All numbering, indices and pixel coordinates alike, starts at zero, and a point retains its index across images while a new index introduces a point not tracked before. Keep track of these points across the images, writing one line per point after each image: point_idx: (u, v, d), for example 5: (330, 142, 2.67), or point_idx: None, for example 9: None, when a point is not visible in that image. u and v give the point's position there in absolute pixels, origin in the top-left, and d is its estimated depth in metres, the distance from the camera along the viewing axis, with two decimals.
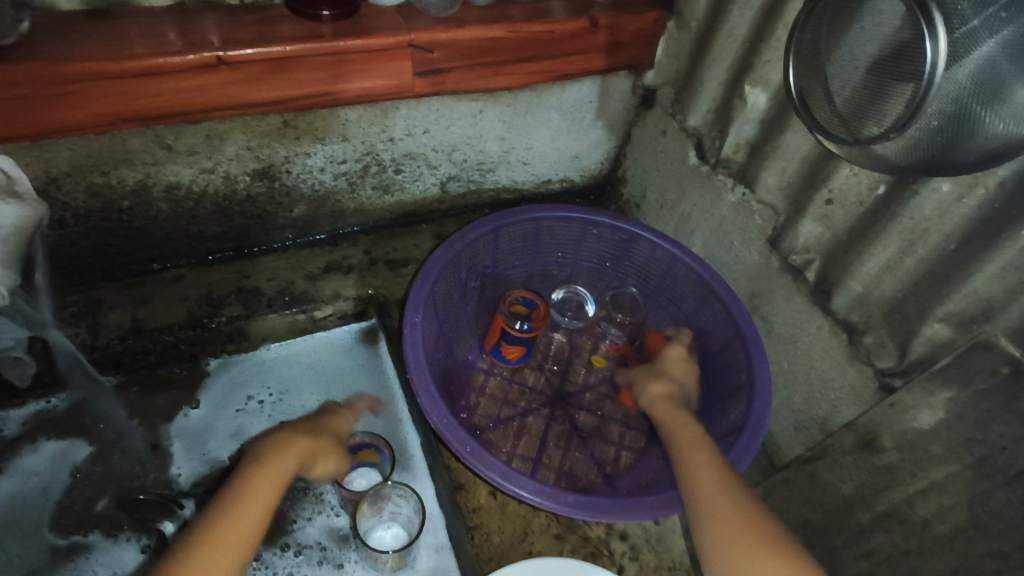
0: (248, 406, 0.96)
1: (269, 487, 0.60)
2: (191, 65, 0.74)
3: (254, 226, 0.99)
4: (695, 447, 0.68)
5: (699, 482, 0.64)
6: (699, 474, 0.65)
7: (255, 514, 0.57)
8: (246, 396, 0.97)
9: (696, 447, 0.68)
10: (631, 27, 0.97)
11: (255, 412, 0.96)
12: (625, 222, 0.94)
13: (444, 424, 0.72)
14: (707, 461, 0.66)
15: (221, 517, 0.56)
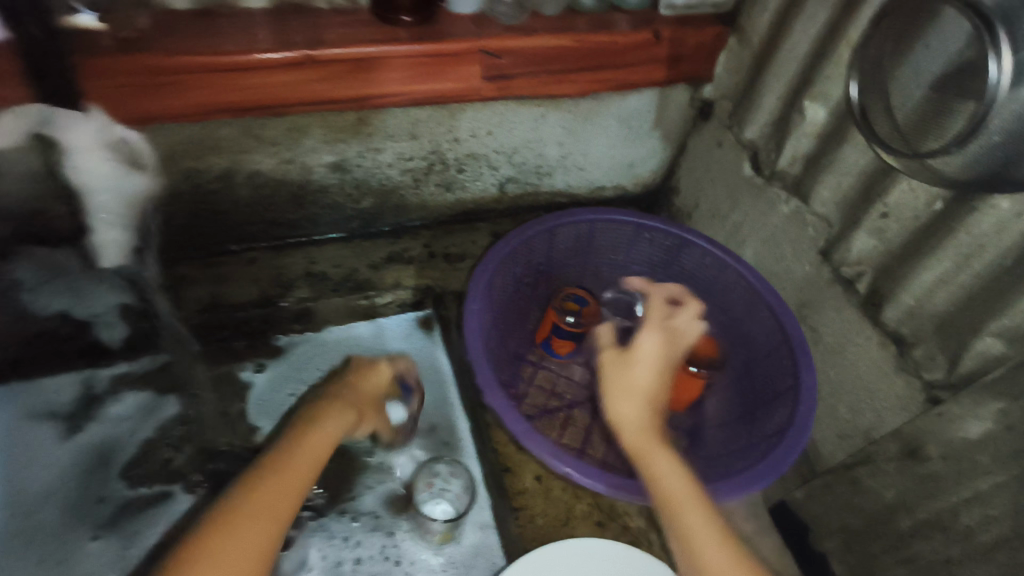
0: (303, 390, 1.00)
1: (296, 473, 0.67)
2: (283, 62, 0.81)
3: (325, 215, 1.06)
4: (670, 477, 0.65)
5: (678, 518, 0.63)
6: (681, 509, 0.63)
7: (283, 500, 0.64)
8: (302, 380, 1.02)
9: (673, 476, 0.65)
10: (692, 41, 1.00)
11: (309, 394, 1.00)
12: (679, 228, 0.97)
13: (500, 405, 0.76)
14: (686, 489, 0.64)
15: (246, 503, 0.62)
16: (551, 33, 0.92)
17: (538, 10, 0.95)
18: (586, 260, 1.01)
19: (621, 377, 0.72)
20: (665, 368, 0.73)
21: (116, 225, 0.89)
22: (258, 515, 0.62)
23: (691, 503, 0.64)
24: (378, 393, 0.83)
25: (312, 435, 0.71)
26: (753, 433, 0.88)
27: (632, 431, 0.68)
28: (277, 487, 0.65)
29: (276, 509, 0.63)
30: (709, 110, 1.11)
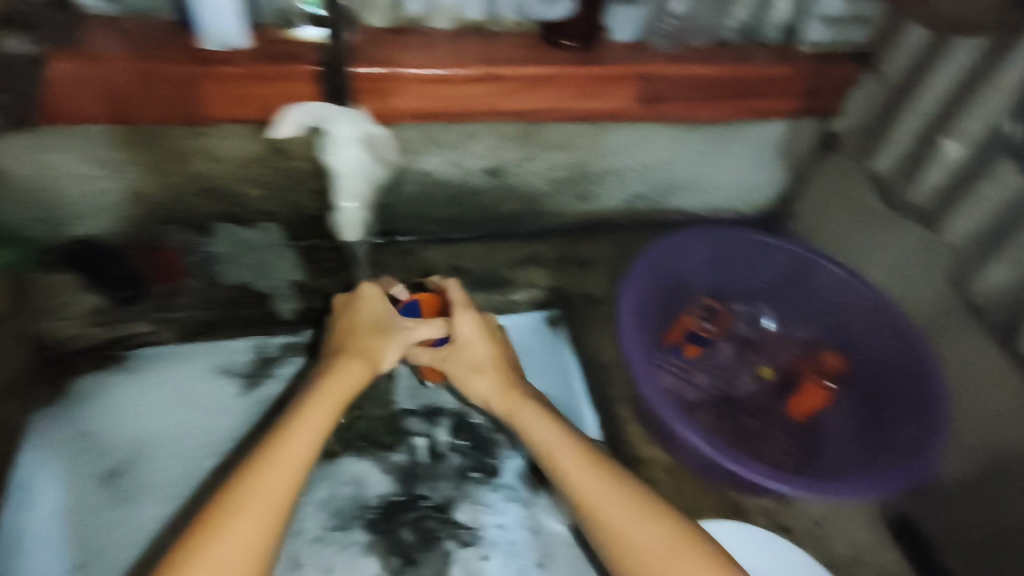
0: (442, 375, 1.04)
1: (303, 434, 0.77)
2: (472, 77, 0.92)
3: (471, 215, 1.16)
4: (586, 482, 0.79)
5: (608, 516, 0.76)
6: (609, 507, 0.76)
7: (292, 462, 0.74)
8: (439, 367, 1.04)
9: (588, 480, 0.79)
10: (829, 77, 1.07)
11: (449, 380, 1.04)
12: (807, 250, 1.03)
13: (658, 394, 0.86)
14: (596, 490, 0.78)
15: (254, 475, 0.72)
16: (700, 64, 1.01)
17: (688, 42, 1.03)
18: (716, 274, 1.07)
19: (456, 369, 0.91)
20: (505, 385, 0.90)
21: (356, 205, 1.04)
22: (264, 484, 0.71)
23: (613, 498, 0.77)
24: (404, 341, 0.89)
25: (323, 401, 0.80)
26: (882, 445, 0.93)
27: (545, 438, 0.84)
28: (284, 455, 0.74)
29: (286, 474, 0.73)
30: (836, 142, 1.16)
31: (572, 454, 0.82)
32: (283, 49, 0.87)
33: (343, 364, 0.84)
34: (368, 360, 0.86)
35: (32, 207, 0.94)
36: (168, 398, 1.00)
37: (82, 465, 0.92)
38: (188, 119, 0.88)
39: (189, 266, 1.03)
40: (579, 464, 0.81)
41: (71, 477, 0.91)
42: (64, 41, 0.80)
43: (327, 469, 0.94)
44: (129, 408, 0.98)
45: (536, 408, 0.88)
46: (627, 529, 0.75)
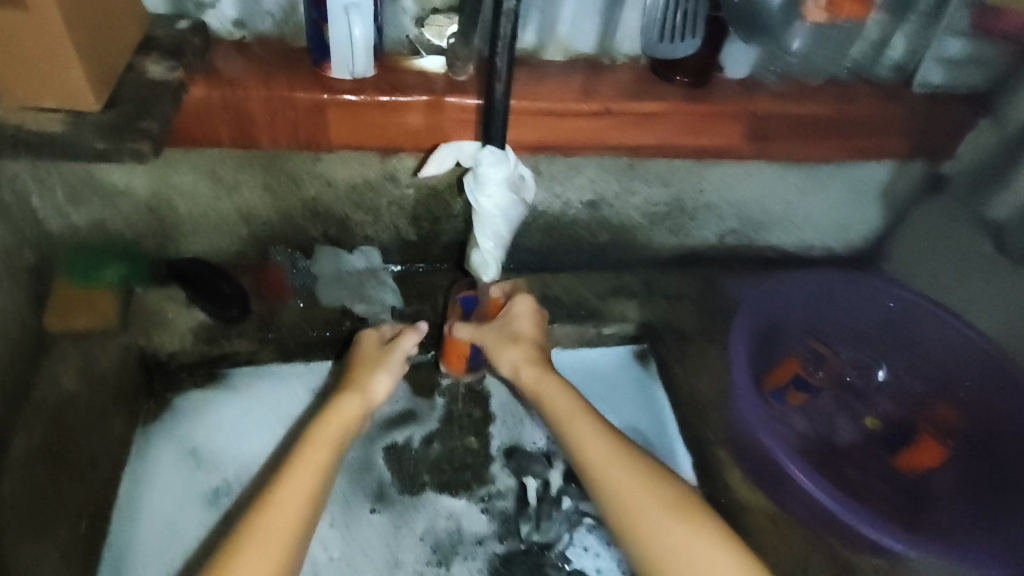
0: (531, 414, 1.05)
1: (312, 457, 0.79)
2: (588, 111, 0.91)
3: (563, 246, 1.16)
4: (602, 463, 0.78)
5: (625, 505, 0.74)
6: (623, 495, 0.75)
7: (303, 483, 0.76)
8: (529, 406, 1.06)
9: (601, 464, 0.78)
10: (945, 119, 1.03)
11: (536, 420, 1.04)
12: (918, 297, 1.00)
13: (779, 446, 0.87)
14: (616, 474, 0.77)
15: (269, 496, 0.73)
16: (814, 102, 0.98)
17: (803, 80, 1.00)
18: (817, 315, 1.07)
19: (490, 338, 0.94)
20: (533, 359, 0.91)
21: (500, 245, 0.87)
22: (279, 501, 0.73)
23: (628, 483, 0.76)
24: (391, 366, 0.93)
25: (327, 433, 0.83)
26: (1009, 503, 0.87)
27: (563, 410, 0.84)
28: (297, 473, 0.76)
29: (300, 493, 0.75)
30: (945, 184, 1.11)
31: (587, 437, 0.81)
32: (405, 80, 0.88)
33: (337, 400, 0.87)
34: (359, 396, 0.88)
35: (154, 223, 0.98)
36: (270, 417, 1.02)
37: (192, 482, 0.95)
38: (306, 145, 0.89)
39: (294, 287, 1.05)
40: (591, 446, 0.80)
41: (182, 493, 0.94)
42: (205, 68, 0.83)
43: (429, 505, 0.96)
44: (234, 425, 1.01)
45: (550, 378, 0.89)
46: (647, 517, 0.72)
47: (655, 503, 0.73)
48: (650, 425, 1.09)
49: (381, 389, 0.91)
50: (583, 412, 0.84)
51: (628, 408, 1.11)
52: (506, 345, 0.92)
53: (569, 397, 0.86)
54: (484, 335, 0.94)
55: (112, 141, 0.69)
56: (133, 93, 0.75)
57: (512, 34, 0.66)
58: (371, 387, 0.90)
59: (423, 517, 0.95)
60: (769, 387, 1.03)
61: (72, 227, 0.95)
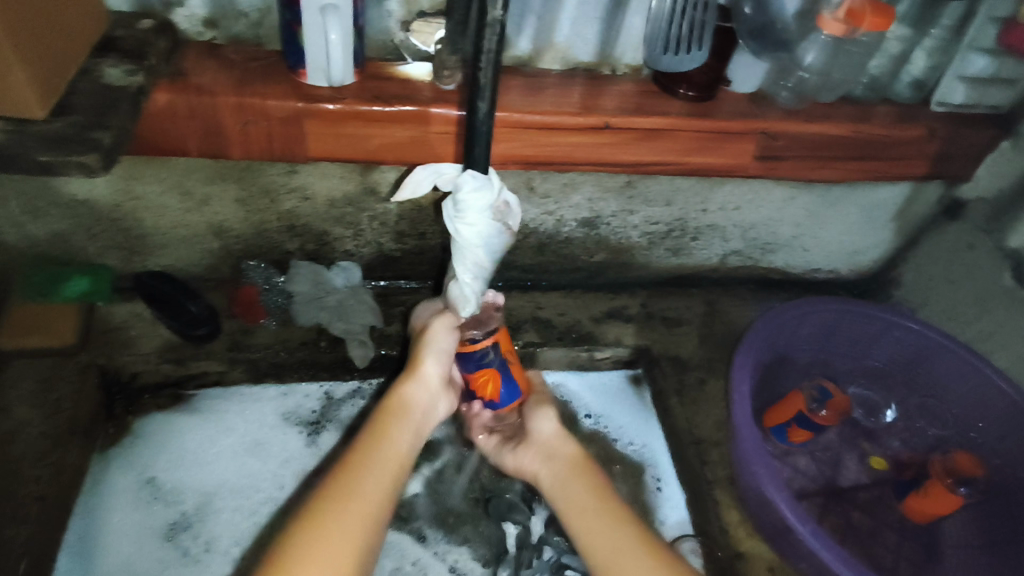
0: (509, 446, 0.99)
1: (392, 440, 0.72)
2: (584, 125, 0.84)
3: (556, 264, 1.09)
4: (596, 517, 0.74)
5: (607, 557, 0.70)
6: (609, 544, 0.71)
7: (388, 462, 0.70)
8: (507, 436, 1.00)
9: (594, 514, 0.75)
10: (968, 142, 0.96)
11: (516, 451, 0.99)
12: (934, 333, 0.96)
13: (782, 498, 0.78)
14: (610, 528, 0.73)
15: (356, 469, 0.67)
16: (830, 121, 0.91)
17: (818, 98, 0.94)
18: (826, 347, 1.03)
19: (542, 405, 0.88)
20: (566, 435, 0.86)
21: (482, 277, 0.78)
22: (368, 476, 0.67)
23: (622, 534, 0.71)
24: (445, 348, 0.81)
25: (403, 417, 0.76)
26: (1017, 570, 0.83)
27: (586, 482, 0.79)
28: (382, 454, 0.70)
29: (384, 472, 0.68)
30: (961, 209, 1.06)
31: (589, 492, 0.78)
32: (389, 90, 0.81)
33: (404, 382, 0.79)
34: (422, 380, 0.80)
35: (119, 235, 0.92)
36: (236, 446, 0.96)
37: (150, 516, 0.89)
38: (282, 156, 0.82)
39: (269, 306, 0.99)
40: (589, 503, 0.76)
41: (138, 528, 0.88)
42: (170, 72, 0.76)
43: (398, 548, 0.89)
44: (197, 455, 0.95)
45: (581, 458, 0.83)
46: (631, 564, 0.68)
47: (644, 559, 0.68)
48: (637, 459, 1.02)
49: (436, 372, 0.81)
50: (598, 479, 0.80)
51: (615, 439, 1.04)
52: (550, 415, 0.87)
53: (591, 472, 0.81)
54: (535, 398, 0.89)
55: (56, 152, 0.61)
56: (88, 99, 0.67)
57: (498, 46, 0.59)
58: (427, 369, 0.81)
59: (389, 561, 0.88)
60: (771, 424, 0.97)
61: (30, 238, 0.89)
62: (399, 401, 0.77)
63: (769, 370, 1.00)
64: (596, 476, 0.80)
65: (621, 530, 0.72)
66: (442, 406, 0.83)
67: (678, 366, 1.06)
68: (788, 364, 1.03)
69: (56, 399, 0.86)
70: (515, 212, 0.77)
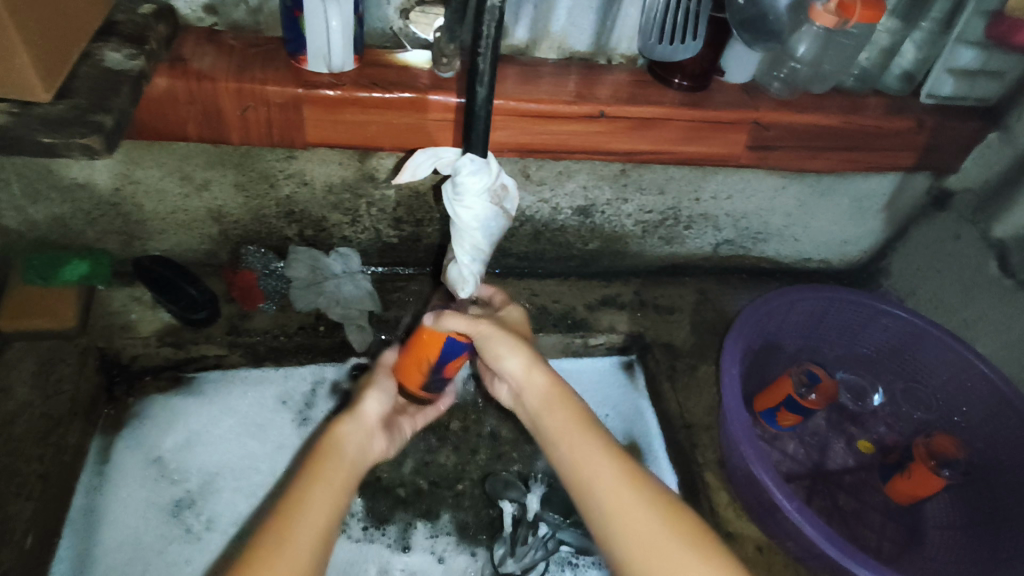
0: (508, 430, 1.02)
1: (328, 481, 0.62)
2: (580, 114, 0.86)
3: (551, 252, 1.11)
4: (575, 447, 0.65)
5: (582, 478, 0.64)
6: (592, 478, 0.63)
7: (323, 505, 0.60)
8: (505, 421, 1.03)
9: (569, 444, 0.66)
10: (956, 133, 0.98)
11: (515, 435, 1.02)
12: (920, 320, 0.99)
13: (770, 477, 0.80)
14: (592, 461, 0.64)
15: (287, 517, 0.58)
16: (820, 111, 0.93)
17: (809, 89, 0.95)
18: (814, 335, 1.06)
19: (491, 337, 0.74)
20: (535, 361, 0.72)
21: (480, 259, 0.79)
22: (299, 524, 0.57)
23: (607, 474, 0.63)
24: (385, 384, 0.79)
25: (342, 458, 0.66)
26: (995, 546, 0.86)
27: (557, 422, 0.68)
28: (319, 493, 0.61)
29: (320, 514, 0.59)
30: (948, 200, 1.08)
31: (565, 415, 0.68)
32: (387, 77, 0.82)
33: (338, 423, 0.70)
34: (359, 418, 0.72)
35: (118, 220, 0.93)
36: (239, 426, 0.98)
37: (156, 493, 0.90)
38: (280, 142, 0.83)
39: (268, 290, 1.00)
40: (567, 433, 0.67)
41: (145, 504, 0.89)
42: (170, 58, 0.77)
43: (388, 544, 0.90)
44: (203, 435, 0.96)
45: (560, 386, 0.70)
46: (610, 503, 0.61)
47: (626, 491, 0.62)
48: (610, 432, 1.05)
49: (373, 410, 0.74)
50: (576, 408, 0.69)
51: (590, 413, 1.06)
52: (507, 349, 0.72)
53: (565, 393, 0.70)
54: (481, 335, 0.73)
55: (58, 134, 0.60)
56: (90, 82, 0.67)
57: (497, 32, 0.60)
58: (364, 407, 0.74)
59: (376, 558, 0.88)
60: (760, 409, 0.99)
61: (30, 221, 0.90)
62: (334, 440, 0.67)
63: (758, 355, 1.02)
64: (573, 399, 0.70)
65: (600, 455, 0.64)
66: (380, 446, 0.74)
67: (669, 353, 1.08)
68: (778, 350, 1.05)
69: (57, 380, 0.87)
70: (514, 198, 0.79)
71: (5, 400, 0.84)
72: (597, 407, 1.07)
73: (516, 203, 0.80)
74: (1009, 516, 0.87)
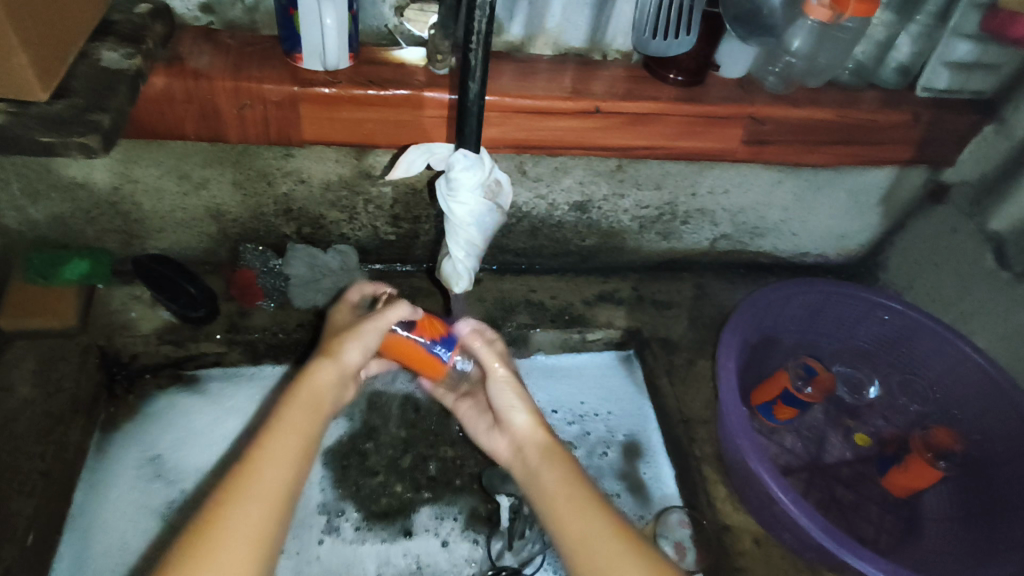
0: None
1: (302, 432, 0.58)
2: (575, 110, 0.86)
3: (549, 248, 1.11)
4: (569, 505, 0.61)
5: (576, 544, 0.58)
6: (584, 538, 0.58)
7: (285, 463, 0.55)
8: None
9: (564, 501, 0.61)
10: (952, 126, 0.98)
11: None
12: (917, 313, 0.99)
13: (765, 469, 0.80)
14: (588, 518, 0.59)
15: (249, 472, 0.53)
16: (816, 105, 0.93)
17: (805, 83, 0.96)
18: (811, 328, 1.06)
19: (501, 380, 0.72)
20: (543, 417, 0.71)
21: (474, 254, 0.80)
22: (257, 483, 0.52)
23: (602, 541, 0.57)
24: (365, 336, 0.66)
25: (319, 410, 0.60)
26: (992, 538, 0.86)
27: (556, 484, 0.63)
28: (291, 441, 0.57)
29: (282, 475, 0.54)
30: (945, 193, 1.08)
31: (567, 476, 0.63)
32: (382, 74, 0.82)
33: (313, 367, 0.63)
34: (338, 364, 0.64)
35: (117, 220, 0.93)
36: (236, 431, 0.98)
37: (149, 495, 0.91)
38: (277, 140, 0.84)
39: (267, 288, 1.00)
40: (565, 493, 0.62)
41: (136, 506, 0.89)
42: (167, 57, 0.78)
43: (384, 541, 0.90)
44: (200, 438, 0.96)
45: (562, 446, 0.67)
46: (602, 562, 0.56)
47: (619, 548, 0.56)
48: (613, 433, 1.04)
49: (355, 359, 0.65)
50: (576, 470, 0.65)
51: (595, 412, 1.07)
52: (519, 400, 0.71)
53: (568, 458, 0.66)
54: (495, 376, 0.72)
55: (56, 133, 0.61)
56: (87, 82, 0.67)
57: (488, 27, 0.60)
58: (345, 354, 0.65)
59: (372, 554, 0.88)
60: (758, 403, 1.00)
61: (30, 221, 0.90)
62: (309, 387, 0.61)
63: (754, 349, 1.02)
64: (575, 460, 0.66)
65: (596, 514, 0.59)
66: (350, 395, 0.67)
67: (667, 348, 1.08)
68: (775, 344, 1.06)
69: (58, 377, 0.88)
70: (506, 194, 0.79)
71: (6, 398, 0.85)
72: (598, 408, 1.07)
73: (509, 197, 0.80)
74: (1005, 508, 0.87)
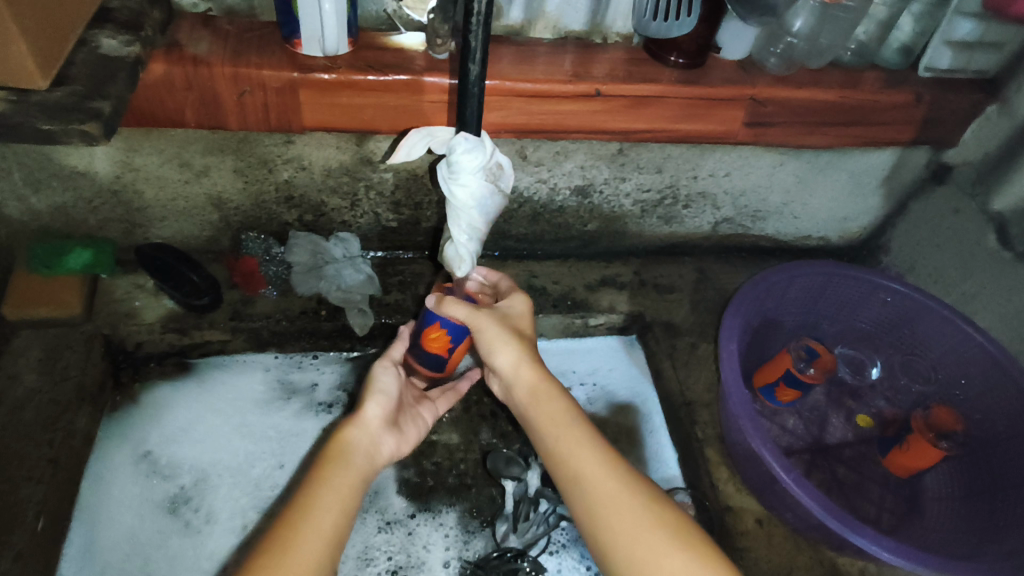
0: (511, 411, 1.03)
1: (337, 488, 0.63)
2: (575, 93, 0.85)
3: (551, 233, 1.11)
4: (562, 445, 0.67)
5: (570, 468, 0.66)
6: (579, 470, 0.65)
7: (333, 506, 0.62)
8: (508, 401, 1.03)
9: (560, 440, 0.68)
10: (955, 105, 0.97)
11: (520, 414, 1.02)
12: (918, 293, 0.99)
13: (766, 448, 0.80)
14: (579, 451, 0.66)
15: (294, 522, 0.59)
16: (819, 86, 0.92)
17: (807, 64, 0.95)
18: (814, 310, 1.07)
19: (489, 329, 0.75)
20: (528, 354, 0.74)
21: (477, 238, 0.80)
22: (307, 533, 0.58)
23: (588, 461, 0.66)
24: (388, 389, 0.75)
25: (349, 462, 0.66)
26: (995, 518, 0.86)
27: (544, 412, 0.70)
28: (328, 494, 0.62)
29: (329, 520, 0.60)
30: (948, 173, 1.07)
31: (555, 409, 0.70)
32: (382, 59, 0.82)
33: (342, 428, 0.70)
34: (362, 422, 0.71)
35: (120, 209, 0.94)
36: (233, 427, 0.98)
37: (149, 490, 0.90)
38: (278, 127, 0.84)
39: (269, 276, 1.01)
40: (556, 429, 0.69)
41: (139, 501, 0.89)
42: (166, 43, 0.77)
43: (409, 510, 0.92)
44: (188, 432, 0.96)
45: (547, 381, 0.72)
46: (596, 495, 0.63)
47: (608, 480, 0.64)
48: (592, 403, 1.06)
49: (376, 413, 0.73)
50: (564, 402, 0.71)
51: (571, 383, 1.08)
52: (506, 341, 0.74)
53: (555, 389, 0.72)
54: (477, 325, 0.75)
55: (56, 120, 0.60)
56: (87, 68, 0.67)
57: (488, 8, 0.60)
58: (367, 410, 0.72)
59: (396, 513, 0.92)
60: (760, 385, 1.01)
61: (32, 211, 0.91)
62: (340, 443, 0.68)
63: (755, 331, 1.03)
64: (562, 398, 0.71)
65: (584, 444, 0.67)
66: (387, 447, 0.72)
67: (669, 333, 1.09)
68: (776, 327, 1.06)
69: (64, 366, 0.88)
70: (508, 179, 0.80)
71: (14, 386, 0.86)
72: (584, 378, 1.09)
73: (512, 181, 0.81)
74: (1008, 485, 0.88)
